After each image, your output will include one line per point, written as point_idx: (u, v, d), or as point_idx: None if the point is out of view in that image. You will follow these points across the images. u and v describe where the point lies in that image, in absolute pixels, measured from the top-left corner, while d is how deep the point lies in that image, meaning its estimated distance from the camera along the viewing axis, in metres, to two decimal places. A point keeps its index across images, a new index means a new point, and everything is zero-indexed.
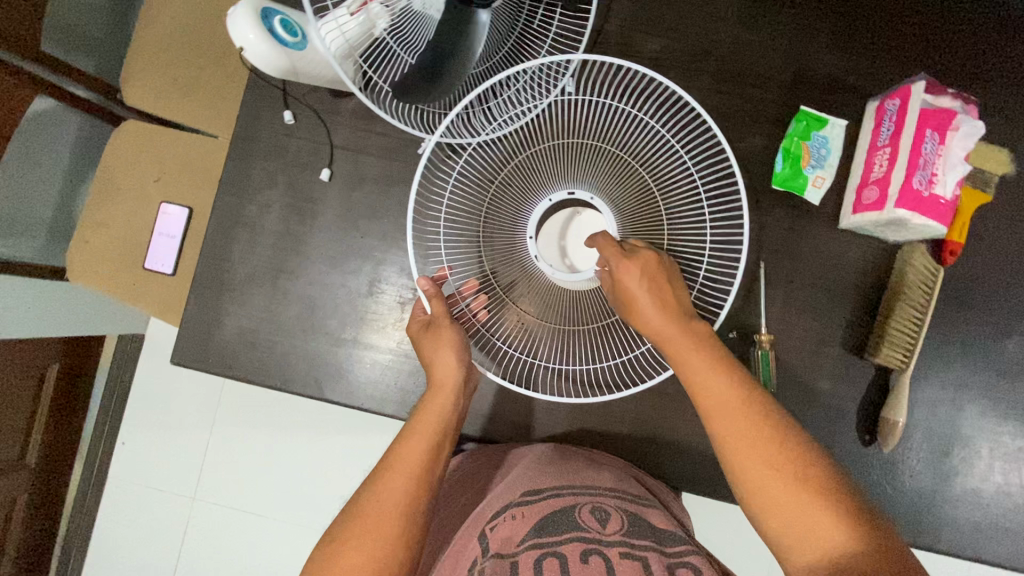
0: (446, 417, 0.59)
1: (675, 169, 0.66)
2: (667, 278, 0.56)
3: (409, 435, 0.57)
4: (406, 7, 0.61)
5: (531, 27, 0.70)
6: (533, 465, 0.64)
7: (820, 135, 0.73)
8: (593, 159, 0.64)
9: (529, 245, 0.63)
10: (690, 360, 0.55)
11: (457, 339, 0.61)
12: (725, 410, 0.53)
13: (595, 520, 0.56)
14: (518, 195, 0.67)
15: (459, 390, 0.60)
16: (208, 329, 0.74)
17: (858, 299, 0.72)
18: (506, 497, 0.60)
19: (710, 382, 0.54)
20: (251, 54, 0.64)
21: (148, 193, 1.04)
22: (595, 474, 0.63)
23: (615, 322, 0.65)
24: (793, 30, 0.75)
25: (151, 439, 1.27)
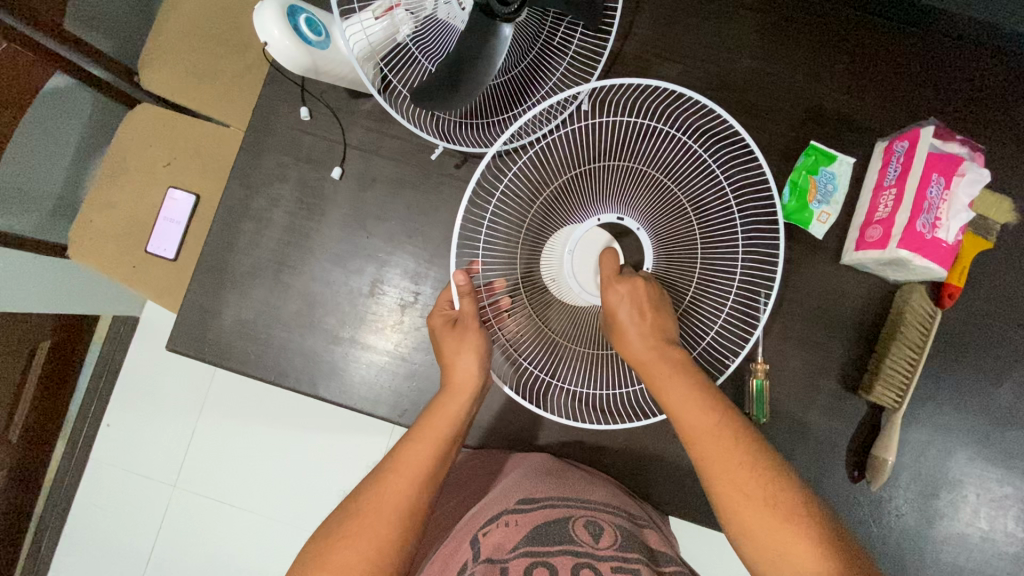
0: (457, 423, 0.58)
1: (719, 203, 0.68)
2: (653, 304, 0.58)
3: (416, 439, 0.56)
4: (431, 17, 0.63)
5: (552, 42, 0.71)
6: (529, 474, 0.64)
7: (828, 171, 0.74)
8: (640, 183, 0.64)
9: (567, 259, 0.64)
10: (666, 384, 0.55)
11: (482, 346, 0.60)
12: (700, 435, 0.53)
13: (589, 533, 0.56)
14: (560, 211, 0.67)
15: (474, 397, 0.60)
16: (207, 319, 0.74)
17: (855, 335, 0.73)
18: (501, 504, 0.59)
19: (685, 403, 0.54)
20: (273, 50, 0.64)
21: (158, 177, 1.05)
22: (592, 488, 0.63)
23: None
24: (809, 67, 0.76)
25: (138, 424, 1.26)
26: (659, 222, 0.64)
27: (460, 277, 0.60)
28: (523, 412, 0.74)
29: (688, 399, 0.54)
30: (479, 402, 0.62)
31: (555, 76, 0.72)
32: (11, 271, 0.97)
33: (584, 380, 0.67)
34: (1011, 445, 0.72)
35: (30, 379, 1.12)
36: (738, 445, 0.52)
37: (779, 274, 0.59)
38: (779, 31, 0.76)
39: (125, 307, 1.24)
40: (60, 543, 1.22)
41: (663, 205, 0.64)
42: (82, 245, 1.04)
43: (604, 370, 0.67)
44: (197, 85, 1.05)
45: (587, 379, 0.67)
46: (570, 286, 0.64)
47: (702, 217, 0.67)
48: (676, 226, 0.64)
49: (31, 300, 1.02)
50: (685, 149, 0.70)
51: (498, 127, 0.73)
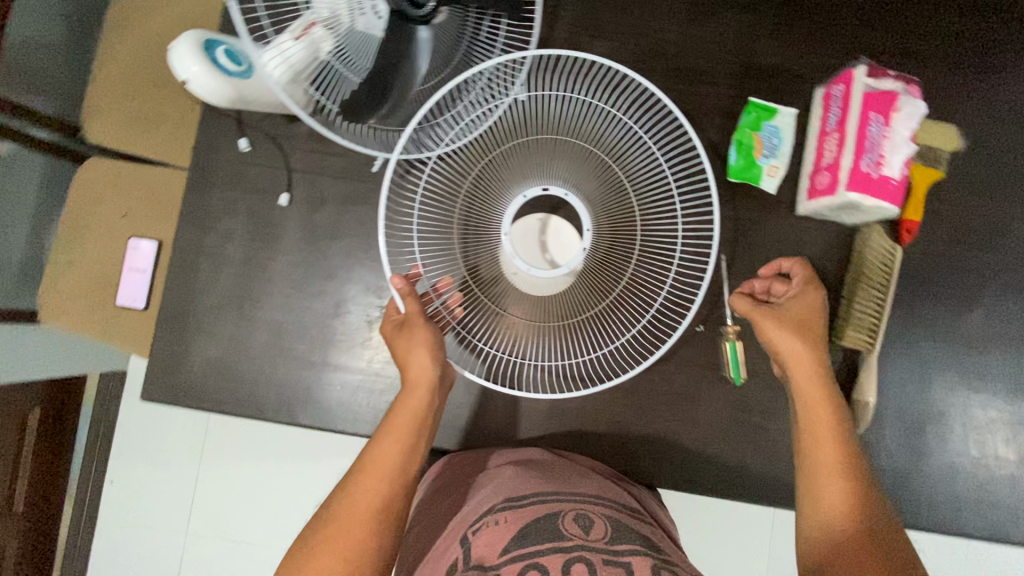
0: (421, 417, 0.60)
1: (651, 163, 0.69)
2: (822, 310, 0.64)
3: (382, 435, 0.58)
4: (350, 30, 0.63)
5: (479, 39, 0.71)
6: (518, 473, 0.64)
7: (771, 126, 0.74)
8: (572, 158, 0.67)
9: (506, 241, 0.61)
10: (812, 407, 0.61)
11: (433, 340, 0.60)
12: (819, 424, 0.60)
13: (579, 527, 0.54)
14: (492, 194, 0.67)
15: (432, 389, 0.60)
16: (175, 364, 0.74)
17: (821, 283, 0.73)
18: (490, 505, 0.59)
19: (813, 392, 0.61)
20: (194, 87, 0.62)
21: (116, 228, 1.04)
22: (582, 483, 0.63)
23: (598, 313, 0.68)
24: (737, 25, 0.76)
25: (141, 476, 1.27)
26: (581, 182, 0.67)
27: (398, 280, 0.60)
28: (504, 409, 0.74)
29: (822, 415, 0.60)
30: (442, 392, 0.63)
31: None
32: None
33: (546, 353, 0.70)
34: (989, 369, 0.72)
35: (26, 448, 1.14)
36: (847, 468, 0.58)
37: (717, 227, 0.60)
38: None
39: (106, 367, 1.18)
40: None
41: (598, 176, 0.67)
42: (58, 311, 1.07)
43: (561, 340, 0.69)
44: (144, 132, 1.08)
45: (551, 354, 0.70)
46: (516, 267, 0.61)
47: (630, 172, 0.68)
48: (601, 186, 0.67)
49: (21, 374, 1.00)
50: (598, 111, 0.70)
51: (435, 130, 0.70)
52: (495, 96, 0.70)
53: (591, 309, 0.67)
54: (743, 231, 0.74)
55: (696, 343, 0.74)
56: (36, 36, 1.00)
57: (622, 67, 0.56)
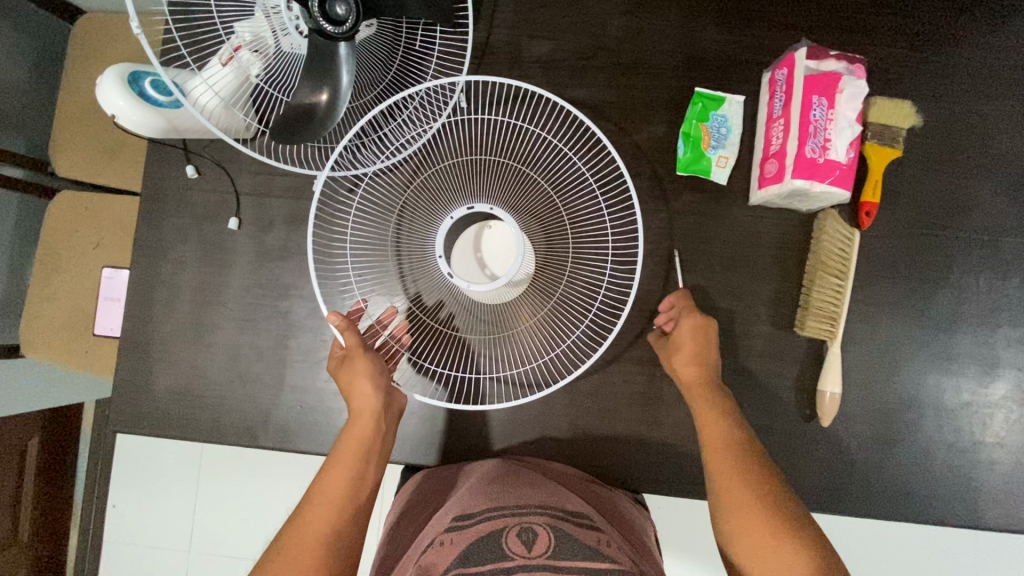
0: (370, 444, 0.60)
1: (575, 180, 0.72)
2: (707, 344, 0.65)
3: (330, 468, 0.58)
4: (275, 53, 0.63)
5: (414, 50, 0.71)
6: (472, 488, 0.63)
7: (718, 115, 0.72)
8: (504, 174, 0.70)
9: (441, 264, 0.62)
10: (701, 409, 0.63)
11: (374, 369, 0.61)
12: (720, 457, 0.59)
13: (522, 543, 0.53)
14: (429, 213, 0.70)
15: (379, 417, 0.61)
16: (138, 394, 0.75)
17: (780, 273, 0.71)
18: (441, 525, 0.59)
19: (713, 425, 0.61)
20: (122, 120, 0.63)
21: (89, 259, 1.06)
22: (535, 492, 0.61)
23: (536, 323, 0.69)
24: (678, 15, 0.74)
25: (138, 500, 1.30)
26: (512, 197, 0.68)
27: (335, 316, 0.61)
28: (466, 419, 0.73)
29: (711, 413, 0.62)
30: (393, 419, 0.63)
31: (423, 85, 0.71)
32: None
33: (494, 364, 0.70)
34: (961, 350, 0.70)
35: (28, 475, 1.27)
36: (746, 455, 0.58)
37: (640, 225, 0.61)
38: None
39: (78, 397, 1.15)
40: None
41: (528, 189, 0.70)
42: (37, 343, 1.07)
43: (509, 350, 0.70)
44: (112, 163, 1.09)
45: (496, 364, 0.70)
46: (457, 283, 0.62)
47: (553, 181, 0.71)
48: (531, 200, 0.69)
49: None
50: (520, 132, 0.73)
51: (368, 152, 0.72)
52: (430, 116, 0.71)
53: (530, 318, 0.69)
54: (697, 224, 0.72)
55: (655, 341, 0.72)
56: None
57: (544, 94, 0.59)
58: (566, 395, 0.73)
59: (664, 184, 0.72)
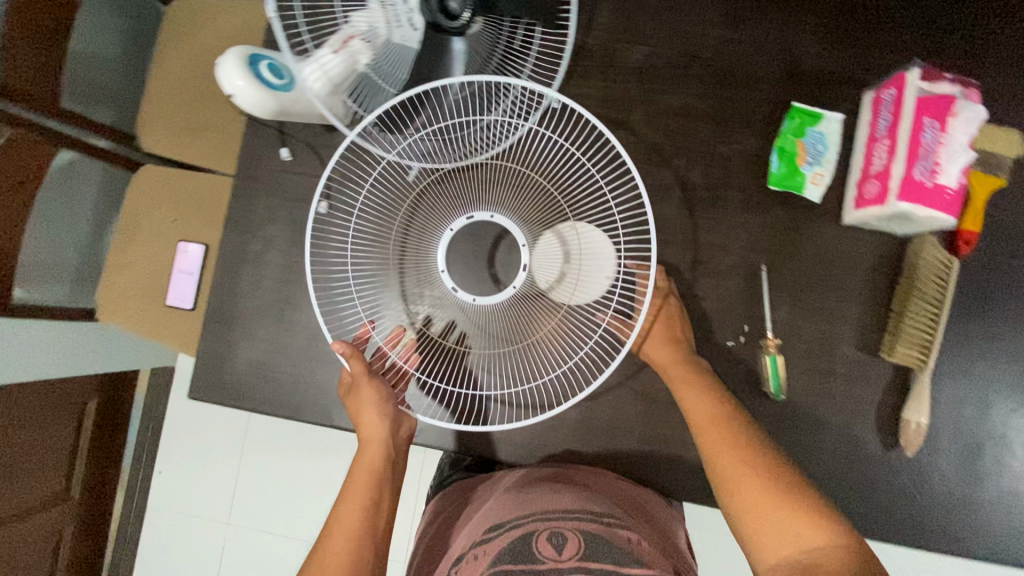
0: (383, 467, 0.62)
1: (584, 185, 0.71)
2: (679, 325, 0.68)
3: (343, 496, 0.59)
4: (386, 42, 0.64)
5: (512, 48, 0.71)
6: (502, 500, 0.63)
7: (816, 131, 0.71)
8: (515, 187, 0.69)
9: (444, 279, 0.66)
10: (687, 392, 0.62)
11: (378, 396, 0.63)
12: (709, 424, 0.58)
13: (550, 546, 0.52)
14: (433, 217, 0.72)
15: (388, 442, 0.63)
16: (220, 365, 0.77)
17: (870, 297, 0.70)
18: (471, 538, 0.59)
19: (692, 393, 0.61)
20: (239, 100, 0.64)
21: (166, 233, 1.10)
22: (558, 497, 0.60)
23: (539, 341, 0.67)
24: (779, 28, 0.74)
25: (192, 465, 1.44)
26: (520, 208, 0.67)
27: (340, 344, 0.63)
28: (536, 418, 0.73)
29: (692, 388, 0.62)
30: (402, 444, 0.65)
31: None
32: (46, 342, 1.02)
33: (495, 381, 0.72)
34: None
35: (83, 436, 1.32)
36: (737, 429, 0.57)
37: (655, 270, 0.54)
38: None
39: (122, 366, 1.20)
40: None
41: (536, 201, 0.69)
42: (113, 310, 1.12)
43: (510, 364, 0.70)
44: (194, 141, 1.12)
45: (493, 382, 0.72)
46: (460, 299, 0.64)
47: (564, 191, 0.71)
48: (539, 210, 0.68)
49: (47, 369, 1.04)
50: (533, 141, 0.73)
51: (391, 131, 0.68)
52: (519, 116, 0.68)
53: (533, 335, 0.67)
54: (785, 241, 0.71)
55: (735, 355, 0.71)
56: (88, 55, 1.07)
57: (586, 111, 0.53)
58: (639, 402, 0.73)
59: (754, 198, 0.72)
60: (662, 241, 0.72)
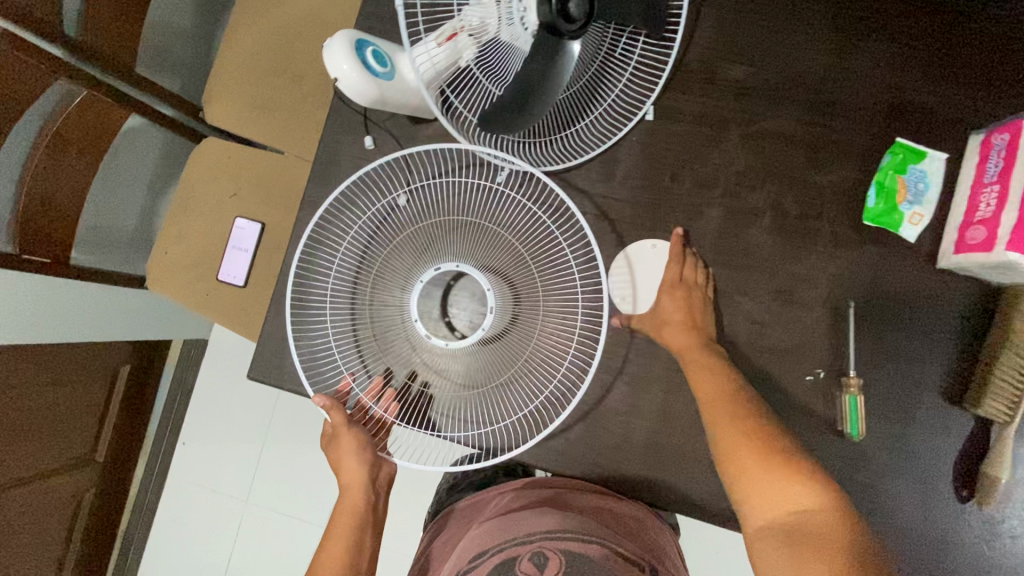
0: (362, 515, 0.68)
1: (546, 237, 0.71)
2: (697, 300, 0.69)
3: (327, 542, 0.67)
4: (494, 40, 0.62)
5: (613, 56, 0.70)
6: (485, 528, 0.64)
7: (918, 169, 0.69)
8: (483, 238, 0.70)
9: (416, 327, 0.67)
10: (693, 366, 0.65)
11: (355, 444, 0.67)
12: (717, 405, 0.62)
13: (534, 566, 0.55)
14: (403, 262, 0.70)
15: (370, 487, 0.69)
16: (282, 349, 0.76)
17: (957, 343, 0.68)
18: (459, 563, 0.61)
19: (700, 374, 0.64)
20: (342, 85, 0.63)
21: (224, 208, 1.10)
22: (538, 518, 0.62)
23: (506, 386, 0.69)
24: (885, 60, 0.72)
25: (216, 441, 1.43)
26: (491, 259, 0.69)
27: (319, 398, 0.65)
28: (602, 436, 0.71)
29: (700, 369, 0.64)
30: (381, 486, 0.71)
31: (616, 89, 0.71)
32: (95, 304, 1.06)
33: (462, 423, 0.70)
34: None
35: (115, 396, 1.33)
36: (742, 413, 0.61)
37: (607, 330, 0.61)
38: (846, 25, 0.72)
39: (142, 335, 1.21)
40: (145, 548, 1.43)
41: (504, 252, 0.69)
42: (160, 277, 1.11)
43: (488, 403, 0.69)
44: (259, 117, 1.11)
45: (459, 424, 0.70)
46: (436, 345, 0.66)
47: (527, 244, 0.71)
48: (509, 260, 0.69)
49: (94, 328, 1.08)
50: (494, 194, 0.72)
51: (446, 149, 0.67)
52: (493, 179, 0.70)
53: (500, 379, 0.68)
54: (872, 277, 0.69)
55: (811, 391, 0.69)
56: (160, 24, 1.08)
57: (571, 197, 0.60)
58: None
59: (845, 232, 0.70)
60: (746, 268, 0.71)
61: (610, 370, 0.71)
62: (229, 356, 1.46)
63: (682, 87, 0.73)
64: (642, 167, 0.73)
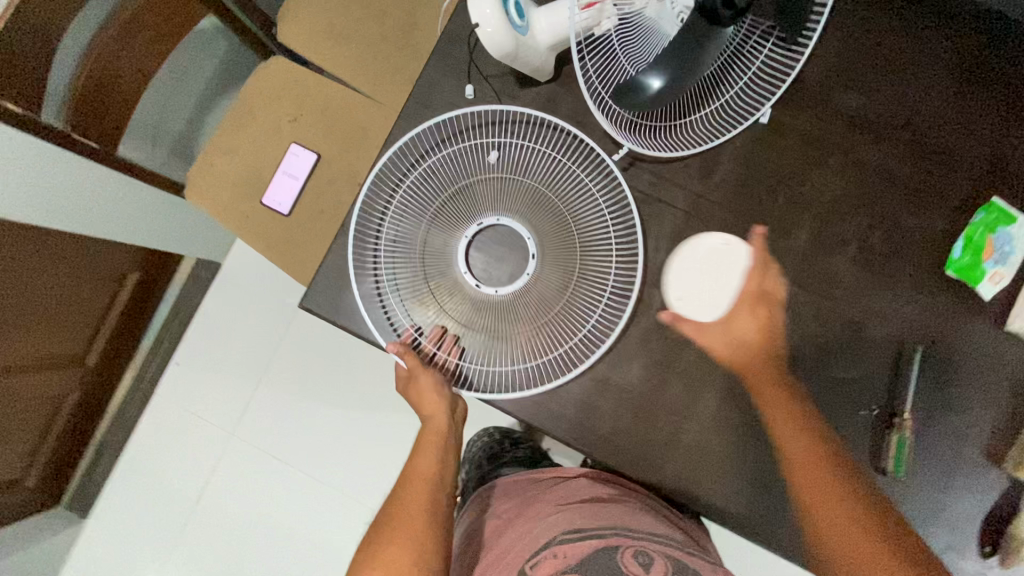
0: (448, 446, 0.71)
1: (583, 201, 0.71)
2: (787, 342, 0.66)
3: (417, 459, 0.70)
4: (638, 15, 0.62)
5: (742, 49, 0.69)
6: (579, 507, 0.64)
7: (1006, 232, 0.69)
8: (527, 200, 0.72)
9: (468, 279, 0.72)
10: (783, 429, 0.65)
11: (438, 380, 0.70)
12: (807, 469, 0.64)
13: (638, 564, 0.56)
14: (449, 219, 0.74)
15: (452, 416, 0.71)
16: (340, 284, 0.74)
17: (1007, 405, 0.69)
18: (548, 534, 0.61)
19: (790, 437, 0.65)
20: (482, 32, 0.61)
21: (280, 131, 1.06)
22: (637, 518, 0.63)
23: (544, 324, 0.71)
24: (998, 116, 0.72)
25: (211, 368, 1.38)
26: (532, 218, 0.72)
27: (393, 345, 0.69)
28: (649, 432, 0.71)
29: (793, 426, 0.65)
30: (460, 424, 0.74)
31: (737, 85, 0.70)
32: (124, 197, 1.02)
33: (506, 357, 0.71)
34: None
35: (118, 303, 1.25)
36: (825, 478, 0.63)
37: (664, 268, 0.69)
38: (967, 73, 0.72)
39: (157, 245, 1.18)
40: (117, 463, 1.37)
41: (546, 214, 0.72)
42: (201, 189, 1.06)
43: (530, 342, 0.71)
44: (333, 45, 1.07)
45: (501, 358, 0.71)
46: (485, 294, 0.72)
47: (568, 205, 0.72)
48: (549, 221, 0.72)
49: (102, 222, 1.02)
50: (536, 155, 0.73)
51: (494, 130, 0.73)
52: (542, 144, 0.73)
53: (538, 320, 0.71)
54: (941, 329, 0.70)
55: (861, 426, 0.70)
56: None
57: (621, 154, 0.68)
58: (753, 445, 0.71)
59: (924, 279, 0.71)
60: (822, 295, 0.71)
61: (672, 369, 0.71)
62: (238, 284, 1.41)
63: (794, 102, 0.73)
64: (739, 175, 0.73)
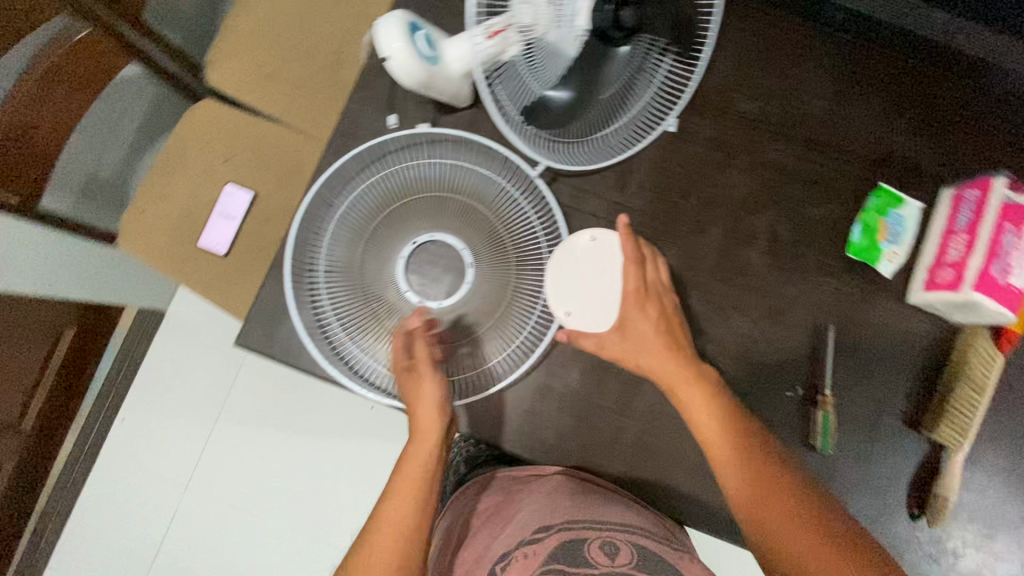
0: (431, 470, 0.66)
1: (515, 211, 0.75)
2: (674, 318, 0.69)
3: (392, 496, 0.65)
4: (540, 39, 0.65)
5: (646, 62, 0.73)
6: (545, 500, 0.68)
7: (897, 214, 0.76)
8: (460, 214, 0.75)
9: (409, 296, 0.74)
10: (690, 406, 0.65)
11: (438, 390, 0.67)
12: (716, 441, 0.63)
13: (605, 554, 0.60)
14: (383, 240, 0.75)
15: (440, 439, 0.67)
16: (277, 317, 0.75)
17: (916, 373, 0.75)
18: (517, 535, 0.65)
19: (702, 414, 0.65)
20: (392, 64, 0.64)
21: (215, 172, 1.06)
22: (609, 506, 0.66)
23: (485, 334, 0.73)
24: (878, 111, 0.79)
25: (161, 419, 1.33)
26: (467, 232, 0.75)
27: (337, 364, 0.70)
28: (593, 433, 0.73)
29: (702, 406, 0.65)
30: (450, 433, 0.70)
31: (645, 95, 0.73)
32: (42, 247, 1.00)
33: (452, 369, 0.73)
34: None
35: (55, 358, 1.19)
36: (744, 445, 0.63)
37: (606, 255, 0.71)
38: (846, 76, 0.80)
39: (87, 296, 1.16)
40: (62, 532, 1.28)
41: (479, 227, 0.75)
42: (134, 236, 1.05)
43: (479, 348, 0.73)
44: (262, 85, 1.08)
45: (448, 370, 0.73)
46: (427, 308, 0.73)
47: (502, 216, 0.75)
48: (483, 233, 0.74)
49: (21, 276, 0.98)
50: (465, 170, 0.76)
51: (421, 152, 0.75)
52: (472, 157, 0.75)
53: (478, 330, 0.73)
54: (851, 308, 0.76)
55: (789, 406, 0.74)
56: None
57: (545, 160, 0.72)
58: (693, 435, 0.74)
59: (831, 263, 0.76)
60: (741, 286, 0.76)
61: (608, 369, 0.73)
62: (184, 330, 1.37)
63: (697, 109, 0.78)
64: (654, 181, 0.77)
